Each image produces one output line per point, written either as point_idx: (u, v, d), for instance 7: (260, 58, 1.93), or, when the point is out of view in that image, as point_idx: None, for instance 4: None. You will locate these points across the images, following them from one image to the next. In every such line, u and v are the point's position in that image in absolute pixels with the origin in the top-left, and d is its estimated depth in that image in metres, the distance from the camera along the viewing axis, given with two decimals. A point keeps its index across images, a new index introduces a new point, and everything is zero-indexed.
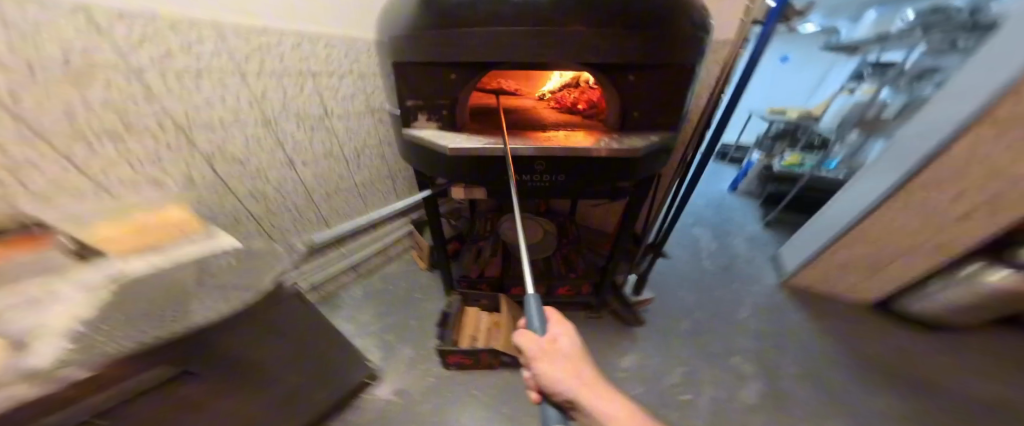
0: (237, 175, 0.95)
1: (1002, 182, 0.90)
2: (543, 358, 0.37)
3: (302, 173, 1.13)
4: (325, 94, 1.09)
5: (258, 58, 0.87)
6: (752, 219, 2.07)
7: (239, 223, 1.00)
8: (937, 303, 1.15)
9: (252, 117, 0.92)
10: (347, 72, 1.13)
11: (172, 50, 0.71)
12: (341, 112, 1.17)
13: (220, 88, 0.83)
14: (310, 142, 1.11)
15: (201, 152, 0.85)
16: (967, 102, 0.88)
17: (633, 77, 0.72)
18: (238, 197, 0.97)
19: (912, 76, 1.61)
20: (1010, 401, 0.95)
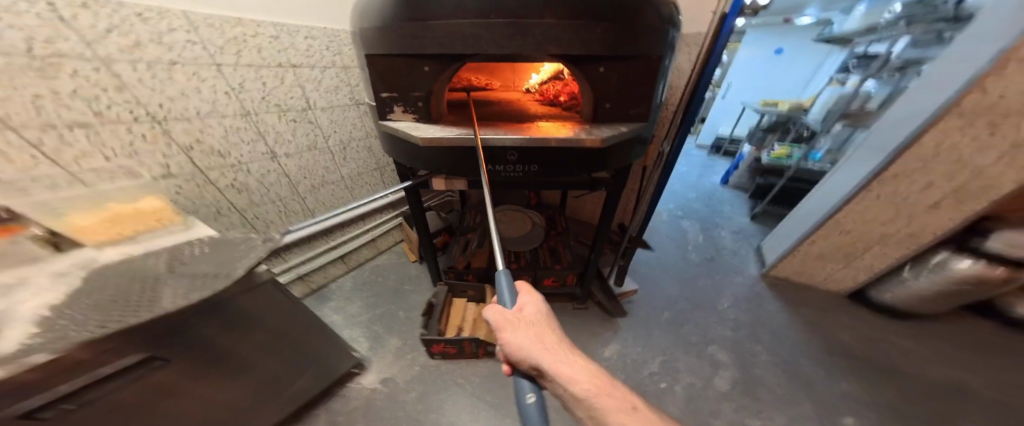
0: (217, 166, 0.93)
1: (967, 172, 0.93)
2: (506, 326, 0.40)
3: (286, 167, 1.12)
4: (306, 86, 1.07)
5: (234, 49, 0.86)
6: (740, 212, 2.09)
7: (220, 213, 0.99)
8: (907, 292, 1.16)
9: (230, 109, 0.91)
10: (329, 64, 1.11)
11: (141, 40, 0.71)
12: (323, 104, 1.15)
13: (196, 79, 0.82)
14: (293, 136, 1.10)
15: (179, 145, 0.84)
16: (942, 92, 0.90)
17: (603, 70, 0.73)
18: (220, 190, 0.96)
19: (895, 68, 1.63)
20: (972, 386, 0.99)
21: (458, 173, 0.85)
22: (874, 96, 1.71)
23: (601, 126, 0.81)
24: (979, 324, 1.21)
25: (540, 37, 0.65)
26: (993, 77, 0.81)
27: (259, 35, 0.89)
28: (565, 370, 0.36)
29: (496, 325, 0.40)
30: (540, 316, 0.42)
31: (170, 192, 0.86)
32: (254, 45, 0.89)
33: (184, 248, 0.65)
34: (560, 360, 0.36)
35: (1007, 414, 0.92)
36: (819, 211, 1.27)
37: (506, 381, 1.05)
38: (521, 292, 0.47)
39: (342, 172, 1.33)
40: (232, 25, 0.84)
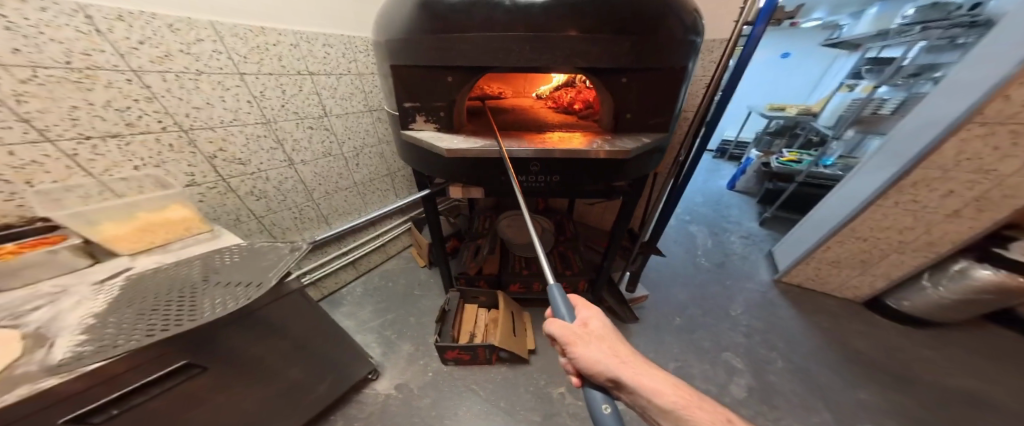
0: (238, 175, 0.89)
1: (990, 180, 0.93)
2: (577, 340, 0.39)
3: (303, 174, 1.06)
4: (326, 93, 1.01)
5: (258, 57, 0.81)
6: (749, 216, 2.09)
7: (239, 221, 0.94)
8: (926, 300, 1.15)
9: (252, 118, 0.86)
10: (346, 70, 1.04)
11: (170, 50, 0.67)
12: (341, 111, 1.09)
13: (220, 88, 0.77)
14: (310, 143, 1.04)
15: (203, 154, 0.80)
16: (967, 99, 0.89)
17: (625, 80, 0.74)
18: (240, 198, 0.92)
19: (909, 73, 1.62)
20: (992, 395, 0.98)
21: (476, 182, 0.86)
22: (889, 101, 1.65)
23: (621, 137, 0.82)
24: (995, 332, 1.21)
25: (568, 51, 0.66)
26: (1018, 85, 0.80)
27: (281, 42, 0.84)
28: (647, 382, 0.37)
29: (566, 340, 0.39)
30: (606, 329, 0.42)
31: (195, 200, 0.82)
32: (276, 53, 0.84)
33: (217, 256, 0.66)
34: (639, 372, 0.37)
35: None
36: (834, 218, 1.26)
37: (520, 388, 1.05)
38: (576, 304, 0.46)
39: (357, 179, 1.27)
40: (256, 34, 0.79)
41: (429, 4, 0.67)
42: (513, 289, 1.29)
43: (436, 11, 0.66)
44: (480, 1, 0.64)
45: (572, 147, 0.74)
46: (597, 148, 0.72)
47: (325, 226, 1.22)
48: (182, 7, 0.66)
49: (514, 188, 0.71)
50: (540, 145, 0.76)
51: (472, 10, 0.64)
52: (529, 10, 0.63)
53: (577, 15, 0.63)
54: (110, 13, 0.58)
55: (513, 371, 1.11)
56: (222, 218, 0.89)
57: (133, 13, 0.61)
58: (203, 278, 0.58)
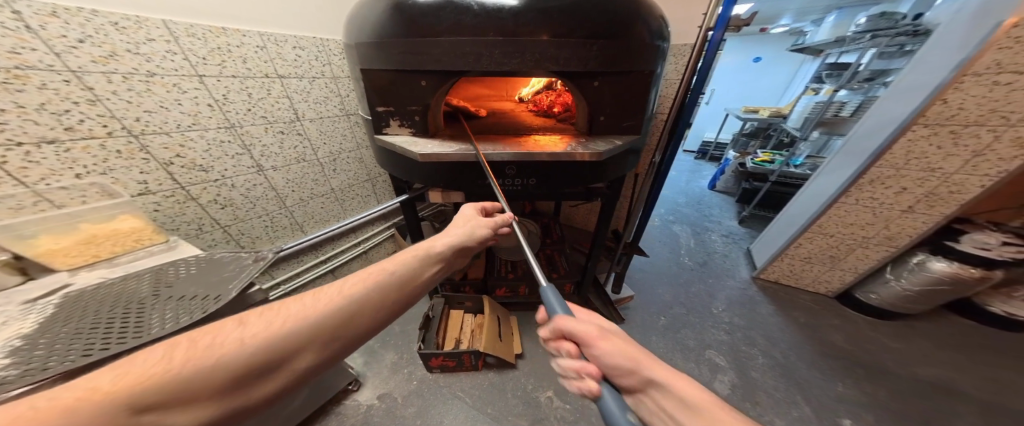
0: (200, 182, 0.84)
1: (935, 177, 1.00)
2: (597, 336, 0.31)
3: (274, 180, 1.01)
4: (296, 97, 0.98)
5: (218, 59, 0.78)
6: (729, 215, 2.15)
7: (202, 231, 0.89)
8: (889, 293, 1.21)
9: (214, 122, 0.82)
10: (319, 74, 1.02)
11: (116, 49, 0.63)
12: (314, 115, 1.05)
13: (175, 91, 0.73)
14: (281, 148, 1.00)
15: (158, 160, 0.75)
16: (911, 100, 0.96)
17: (598, 84, 0.75)
18: (202, 206, 0.86)
19: (864, 79, 1.72)
20: (954, 382, 1.04)
21: (454, 186, 0.84)
22: (849, 103, 1.77)
23: (597, 140, 0.82)
24: (953, 322, 1.28)
25: (538, 55, 0.67)
26: (953, 89, 0.88)
27: (244, 44, 0.81)
28: (689, 393, 0.27)
29: (585, 336, 0.31)
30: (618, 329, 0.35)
31: (147, 210, 0.77)
32: (240, 55, 0.81)
33: (171, 268, 0.61)
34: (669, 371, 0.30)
35: (988, 409, 0.96)
36: (805, 215, 1.31)
37: (507, 393, 1.03)
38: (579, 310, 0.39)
39: (334, 185, 1.23)
40: (216, 35, 0.76)
41: (400, 7, 0.66)
42: (498, 294, 1.27)
43: (407, 14, 0.66)
44: (451, 5, 0.64)
45: (549, 151, 0.74)
46: (572, 150, 0.73)
47: (300, 234, 1.17)
48: (128, 5, 0.63)
49: (496, 191, 0.71)
50: (517, 149, 0.76)
51: (442, 14, 0.64)
52: (500, 15, 0.64)
53: (545, 20, 0.64)
54: (41, 10, 0.54)
55: (499, 377, 1.08)
56: (181, 229, 0.84)
57: (69, 9, 0.57)
58: (153, 293, 0.54)
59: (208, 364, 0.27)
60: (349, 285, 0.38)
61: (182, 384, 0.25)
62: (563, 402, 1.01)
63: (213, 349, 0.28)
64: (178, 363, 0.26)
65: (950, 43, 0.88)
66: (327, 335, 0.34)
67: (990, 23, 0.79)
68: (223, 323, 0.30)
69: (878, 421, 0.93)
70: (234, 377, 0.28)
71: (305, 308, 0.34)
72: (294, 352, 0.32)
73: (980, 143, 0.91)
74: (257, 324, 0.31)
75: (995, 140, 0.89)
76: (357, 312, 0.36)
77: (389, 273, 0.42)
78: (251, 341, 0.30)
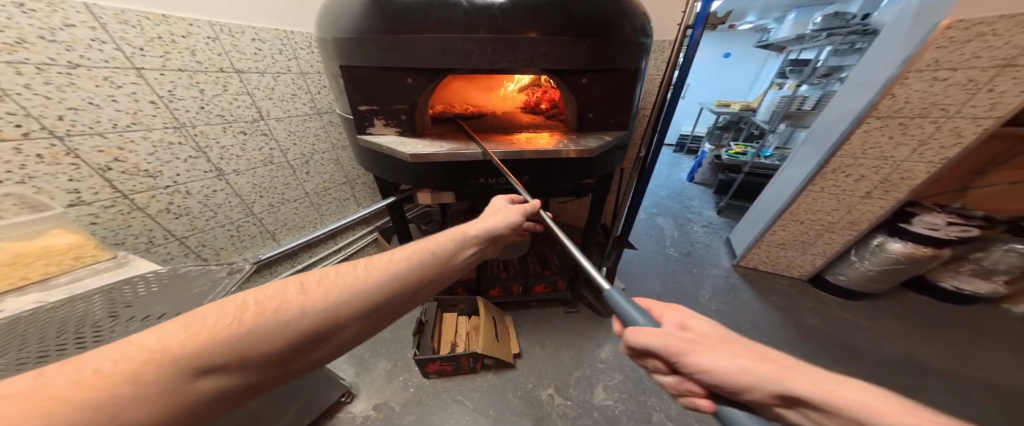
0: (148, 190, 0.78)
1: (888, 166, 1.10)
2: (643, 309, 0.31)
3: (237, 186, 0.97)
4: (256, 94, 0.93)
5: (160, 49, 0.72)
6: (707, 206, 2.26)
7: (154, 245, 0.83)
8: (856, 273, 1.32)
9: (160, 122, 0.76)
10: (284, 69, 0.98)
11: (25, 35, 0.56)
12: (279, 115, 1.01)
13: (108, 86, 0.67)
14: (243, 150, 0.95)
15: (91, 165, 0.68)
16: (864, 95, 1.06)
17: (586, 81, 0.75)
18: (151, 216, 0.81)
19: (822, 74, 1.86)
20: (916, 353, 1.14)
21: (445, 187, 0.82)
22: (809, 98, 1.93)
23: (587, 136, 0.83)
24: (911, 298, 1.41)
25: (528, 53, 0.67)
26: (900, 84, 0.97)
27: (192, 35, 0.76)
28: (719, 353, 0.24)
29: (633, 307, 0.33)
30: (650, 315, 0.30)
31: (84, 223, 0.69)
32: (187, 46, 0.76)
33: (124, 288, 0.54)
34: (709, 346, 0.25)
35: (950, 379, 1.05)
36: (777, 204, 1.40)
37: (507, 394, 1.02)
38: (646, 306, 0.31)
39: (307, 189, 1.20)
40: (156, 23, 0.70)
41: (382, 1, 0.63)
42: (492, 294, 1.26)
43: (388, 9, 0.63)
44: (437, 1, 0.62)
45: (540, 149, 0.75)
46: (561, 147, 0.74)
47: (271, 242, 1.14)
48: None
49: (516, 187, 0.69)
50: (507, 147, 0.76)
51: (427, 11, 0.62)
52: (488, 12, 0.63)
53: (533, 17, 0.64)
54: None
55: (498, 379, 1.06)
56: (127, 243, 0.78)
57: None
58: (109, 310, 0.49)
59: (266, 333, 0.23)
60: (402, 256, 0.35)
61: (238, 355, 0.22)
62: (564, 399, 1.01)
63: (275, 317, 0.25)
64: (237, 326, 0.23)
65: (896, 42, 0.98)
66: (374, 311, 0.30)
67: (929, 24, 0.88)
68: (282, 287, 0.26)
69: None
70: (282, 351, 0.25)
71: (307, 297, 0.27)
72: (337, 330, 0.28)
73: (924, 132, 1.01)
74: (316, 291, 0.27)
75: (936, 130, 0.99)
76: (409, 278, 0.34)
77: (393, 271, 0.32)
78: (309, 310, 0.26)
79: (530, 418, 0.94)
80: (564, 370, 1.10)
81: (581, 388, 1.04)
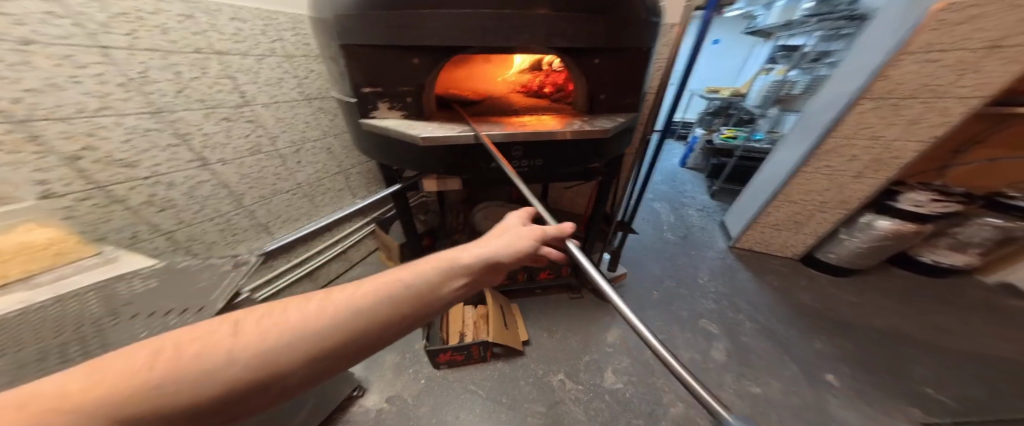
0: (125, 181, 0.72)
1: (879, 146, 1.14)
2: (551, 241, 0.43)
3: (224, 176, 0.91)
4: (239, 77, 0.86)
5: (127, 26, 0.65)
6: (700, 190, 2.30)
7: (138, 239, 0.78)
8: (844, 250, 1.38)
9: (134, 107, 0.70)
10: (268, 51, 0.91)
11: None
12: (265, 100, 0.94)
13: (70, 65, 0.60)
14: (228, 138, 0.89)
15: (59, 154, 0.62)
16: (856, 77, 1.08)
17: (598, 61, 0.74)
18: (132, 210, 0.75)
19: (811, 59, 1.89)
20: (902, 327, 1.20)
21: (454, 172, 0.79)
22: (798, 83, 1.97)
23: (599, 118, 0.82)
24: (892, 273, 1.49)
25: (541, 30, 0.64)
26: (893, 66, 0.99)
27: (162, 11, 0.69)
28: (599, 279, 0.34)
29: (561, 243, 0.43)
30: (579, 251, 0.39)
31: (58, 218, 0.64)
32: (157, 24, 0.69)
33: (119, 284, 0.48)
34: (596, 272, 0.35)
35: (932, 349, 1.12)
36: (771, 186, 1.44)
37: (519, 381, 1.03)
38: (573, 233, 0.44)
39: (300, 179, 1.14)
40: None
41: None
42: (497, 282, 1.26)
43: None
44: None
45: (550, 131, 0.73)
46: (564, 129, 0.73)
47: (266, 235, 1.09)
48: None
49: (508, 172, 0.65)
50: (515, 129, 0.74)
51: None
52: None
53: None
54: None
55: (509, 366, 1.07)
56: (109, 239, 0.72)
57: None
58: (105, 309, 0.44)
59: (178, 391, 0.17)
60: (372, 288, 0.25)
61: (129, 421, 0.16)
62: (575, 383, 1.02)
63: (195, 366, 0.18)
64: (139, 382, 0.17)
65: (889, 25, 1.00)
66: (334, 353, 0.22)
67: (922, 6, 0.90)
68: (213, 325, 0.20)
69: (851, 370, 1.04)
70: (203, 413, 0.18)
71: (239, 343, 0.20)
72: (284, 380, 0.21)
73: (914, 113, 1.04)
74: (250, 332, 0.20)
75: (925, 111, 1.03)
76: (381, 317, 0.24)
77: (355, 306, 0.23)
78: (240, 356, 0.19)
79: (543, 403, 0.96)
80: (573, 355, 1.11)
81: (591, 372, 1.06)
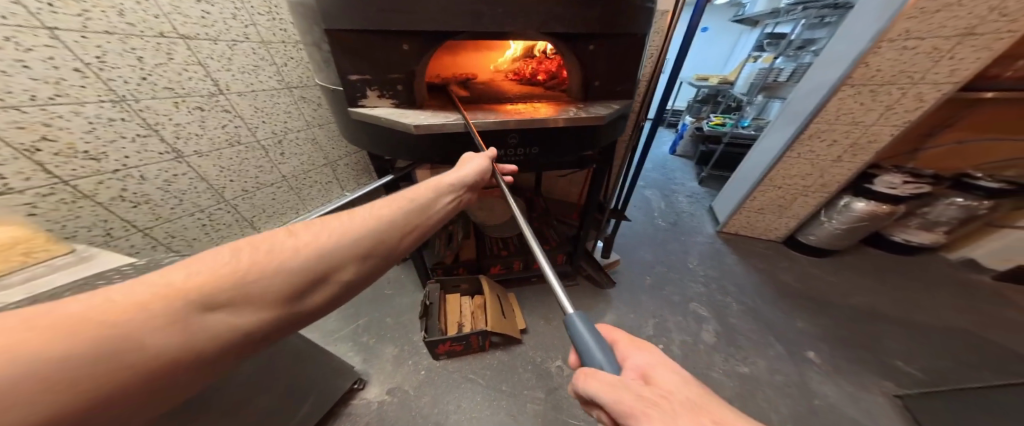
0: (93, 175, 0.69)
1: (859, 131, 1.18)
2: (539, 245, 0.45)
3: (202, 168, 0.88)
4: (210, 64, 0.81)
5: (76, 6, 0.59)
6: (690, 177, 2.35)
7: (112, 234, 0.76)
8: (823, 232, 1.45)
9: (93, 96, 0.65)
10: (241, 36, 0.84)
11: None
12: (242, 89, 0.89)
13: (14, 49, 0.55)
14: (204, 129, 0.85)
15: (14, 147, 0.58)
16: (838, 65, 1.11)
17: (592, 47, 0.73)
18: (103, 205, 0.73)
19: (796, 47, 1.93)
20: (876, 304, 1.28)
21: (448, 161, 0.78)
22: (783, 70, 2.01)
23: (594, 105, 0.81)
24: (867, 253, 1.58)
25: (533, 14, 0.62)
26: (873, 54, 1.02)
27: None
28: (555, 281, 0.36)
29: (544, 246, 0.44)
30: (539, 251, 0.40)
31: (21, 214, 0.61)
32: (111, 3, 0.63)
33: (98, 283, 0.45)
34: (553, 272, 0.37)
35: (903, 324, 1.20)
36: (756, 172, 1.48)
37: (517, 368, 1.05)
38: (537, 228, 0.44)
39: (284, 171, 1.11)
40: None
41: None
42: (493, 271, 1.26)
43: None
44: None
45: (544, 118, 0.73)
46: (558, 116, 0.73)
47: (249, 229, 1.08)
48: None
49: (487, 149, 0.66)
50: (510, 117, 0.73)
51: None
52: None
53: None
54: None
55: (508, 354, 1.09)
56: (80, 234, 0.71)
57: None
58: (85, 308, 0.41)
59: (270, 269, 0.24)
60: (385, 207, 0.35)
61: (245, 289, 0.23)
62: (573, 369, 1.05)
63: (274, 255, 0.25)
64: (242, 265, 0.24)
65: (866, 13, 1.02)
66: (371, 250, 0.31)
67: None
68: (270, 231, 0.27)
69: (830, 347, 1.11)
70: (291, 288, 0.25)
71: (299, 242, 0.27)
72: (340, 268, 0.28)
73: (891, 98, 1.08)
74: (305, 235, 0.28)
75: (901, 96, 1.07)
76: (394, 224, 0.34)
77: (374, 218, 0.33)
78: (304, 249, 0.27)
79: (543, 389, 0.98)
80: (570, 342, 1.14)
81: None
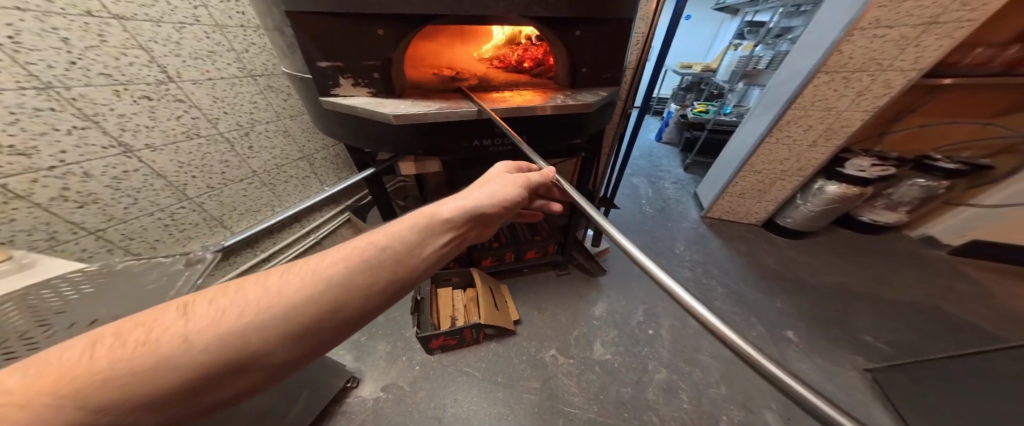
0: (20, 172, 0.60)
1: (832, 116, 1.23)
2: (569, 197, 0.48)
3: (157, 164, 0.79)
4: (155, 47, 0.72)
5: None
6: (675, 164, 2.40)
7: (57, 237, 0.68)
8: (800, 214, 1.52)
9: (9, 83, 0.55)
10: (189, 17, 0.76)
11: None
12: (195, 75, 0.81)
13: None
14: (155, 120, 0.77)
15: None
16: (813, 53, 1.14)
17: (578, 32, 0.71)
18: (41, 206, 0.64)
19: (774, 35, 1.97)
20: (845, 281, 1.37)
21: (434, 152, 0.75)
22: (763, 58, 2.05)
23: (581, 92, 0.81)
24: (839, 233, 1.68)
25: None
26: (846, 42, 1.05)
27: None
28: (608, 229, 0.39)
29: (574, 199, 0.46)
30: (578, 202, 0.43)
31: None
32: None
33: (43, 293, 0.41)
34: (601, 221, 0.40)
35: (869, 299, 1.29)
36: (738, 157, 1.52)
37: (512, 358, 1.06)
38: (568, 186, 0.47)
39: (254, 166, 1.03)
40: None
41: None
42: (484, 263, 1.25)
43: None
44: None
45: (531, 106, 0.71)
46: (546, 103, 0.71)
47: (222, 229, 1.00)
48: None
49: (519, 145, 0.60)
50: (496, 105, 0.71)
51: None
52: None
53: None
54: None
55: (502, 345, 1.10)
56: (16, 240, 0.62)
57: None
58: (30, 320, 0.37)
59: (146, 369, 0.20)
60: (335, 267, 0.28)
61: (113, 397, 0.19)
62: (567, 358, 1.07)
63: (154, 349, 0.21)
64: (107, 365, 0.20)
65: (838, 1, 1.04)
66: (301, 330, 0.25)
67: None
68: (167, 310, 0.23)
69: (806, 324, 1.18)
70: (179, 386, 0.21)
71: (194, 328, 0.23)
72: (255, 353, 0.24)
73: (862, 85, 1.13)
74: (205, 317, 0.23)
75: (871, 83, 1.11)
76: (345, 290, 0.27)
77: (311, 286, 0.26)
78: (198, 338, 0.22)
79: (538, 378, 1.00)
80: (563, 331, 1.16)
81: (581, 346, 1.11)
